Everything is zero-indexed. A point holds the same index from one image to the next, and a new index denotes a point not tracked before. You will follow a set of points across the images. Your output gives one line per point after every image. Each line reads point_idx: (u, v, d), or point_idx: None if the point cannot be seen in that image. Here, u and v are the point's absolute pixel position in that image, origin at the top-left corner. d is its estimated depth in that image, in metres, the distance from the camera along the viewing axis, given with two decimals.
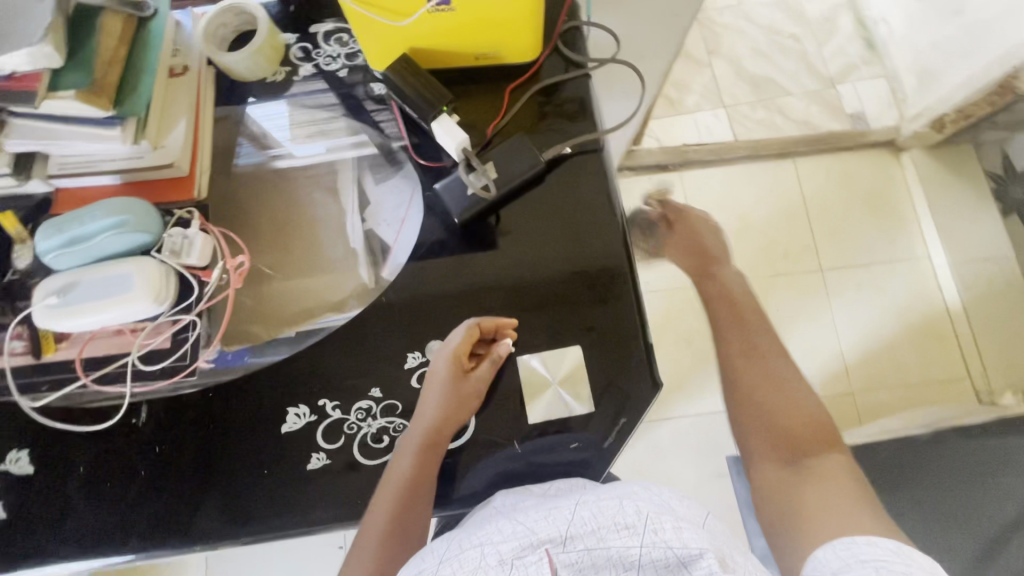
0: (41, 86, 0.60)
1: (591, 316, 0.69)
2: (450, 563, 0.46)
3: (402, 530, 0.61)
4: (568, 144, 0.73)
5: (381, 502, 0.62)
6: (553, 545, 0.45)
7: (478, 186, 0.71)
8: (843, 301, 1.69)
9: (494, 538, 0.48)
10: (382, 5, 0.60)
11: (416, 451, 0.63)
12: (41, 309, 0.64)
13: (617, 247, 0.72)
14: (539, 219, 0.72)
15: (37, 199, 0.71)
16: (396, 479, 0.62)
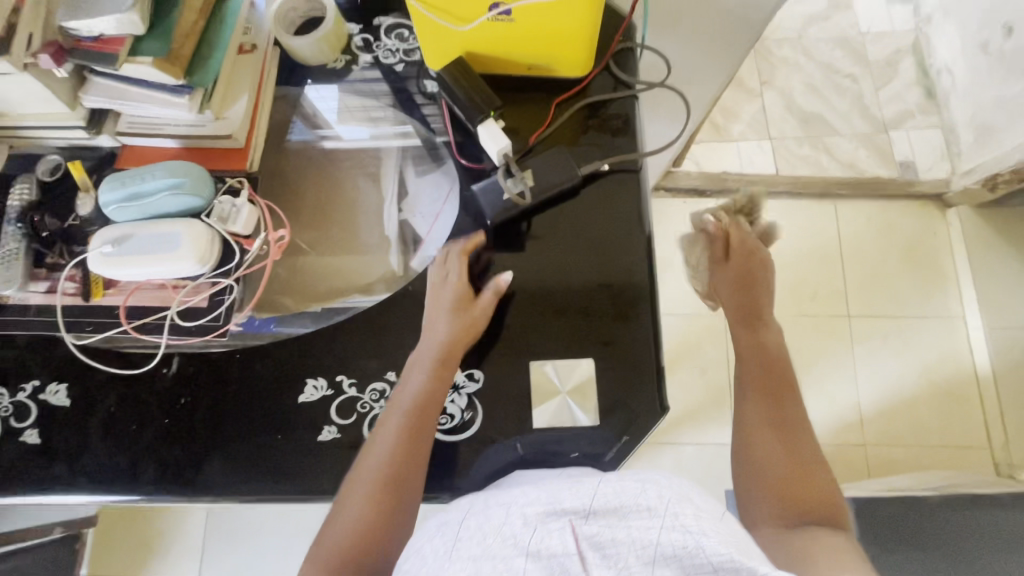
0: (123, 50, 0.65)
1: (608, 332, 0.70)
2: (478, 518, 0.47)
3: (420, 438, 0.63)
4: (607, 161, 0.74)
5: (398, 413, 0.64)
6: (577, 518, 0.44)
7: (514, 193, 0.72)
8: (867, 351, 1.66)
9: (523, 502, 0.47)
10: (446, 7, 0.63)
11: (431, 364, 0.66)
12: (96, 255, 0.68)
13: (642, 269, 0.73)
14: (568, 233, 0.74)
15: (105, 152, 0.77)
16: (412, 390, 0.65)
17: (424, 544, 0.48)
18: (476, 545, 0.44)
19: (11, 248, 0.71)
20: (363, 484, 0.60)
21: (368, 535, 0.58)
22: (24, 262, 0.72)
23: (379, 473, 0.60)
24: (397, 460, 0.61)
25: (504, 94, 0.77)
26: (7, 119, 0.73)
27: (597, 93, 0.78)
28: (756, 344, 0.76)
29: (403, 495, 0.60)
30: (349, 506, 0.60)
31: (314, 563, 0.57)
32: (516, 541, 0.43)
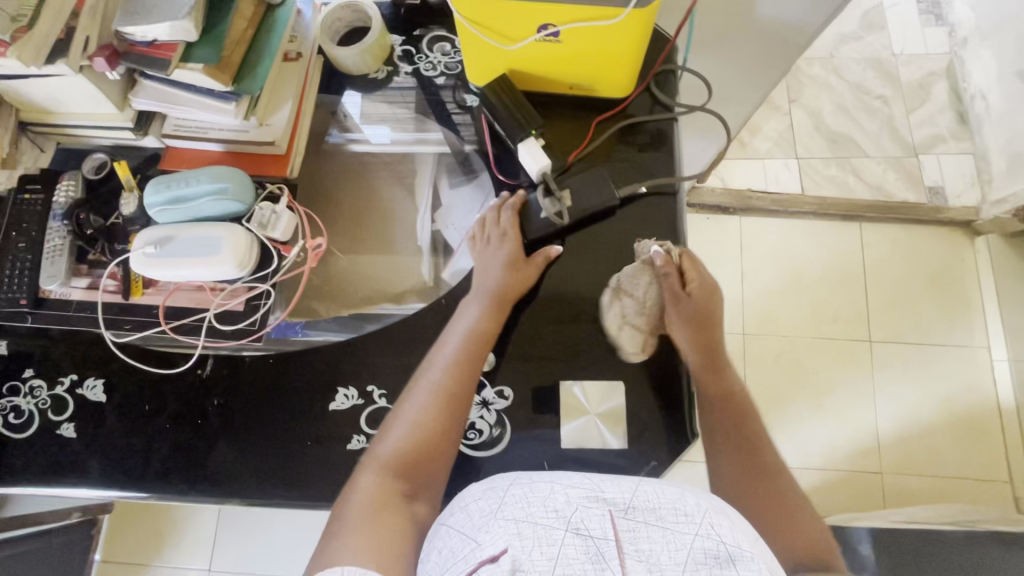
0: (175, 55, 0.66)
1: (634, 350, 0.71)
2: (523, 489, 0.48)
3: (474, 364, 0.65)
4: (645, 183, 0.74)
5: (453, 341, 0.66)
6: (616, 509, 0.44)
7: (552, 212, 0.72)
8: (887, 377, 1.64)
9: (569, 481, 0.48)
10: (495, 26, 0.63)
11: (485, 302, 0.69)
12: (139, 256, 0.69)
13: None
14: (601, 252, 0.74)
15: (149, 153, 0.79)
16: (468, 322, 0.68)
17: (468, 502, 0.50)
18: (519, 511, 0.45)
19: (56, 244, 0.73)
20: (418, 399, 0.62)
21: (422, 445, 0.59)
22: (67, 258, 0.73)
23: (435, 390, 0.62)
24: (452, 381, 0.63)
25: (543, 110, 0.77)
26: (56, 117, 0.74)
27: (636, 114, 0.78)
28: (721, 392, 0.67)
29: (457, 413, 0.62)
30: (404, 417, 0.61)
31: (365, 469, 0.58)
32: (558, 515, 0.44)
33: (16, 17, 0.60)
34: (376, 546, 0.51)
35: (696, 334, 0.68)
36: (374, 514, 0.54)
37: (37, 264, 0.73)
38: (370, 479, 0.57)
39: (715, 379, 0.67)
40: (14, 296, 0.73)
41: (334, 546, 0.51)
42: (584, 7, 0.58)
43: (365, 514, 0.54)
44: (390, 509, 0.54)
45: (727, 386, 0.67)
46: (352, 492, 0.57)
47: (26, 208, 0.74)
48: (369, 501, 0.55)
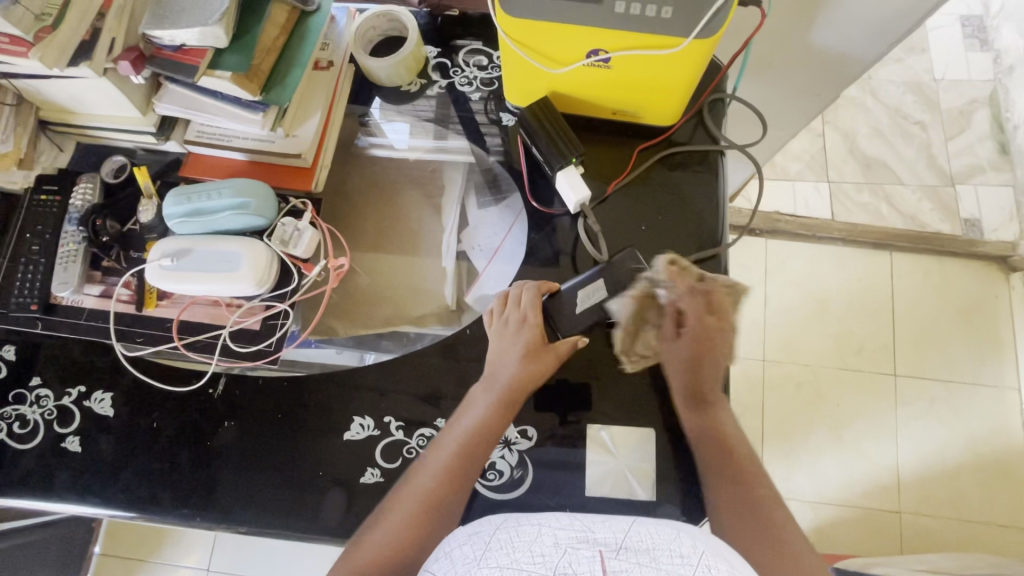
0: (203, 62, 0.63)
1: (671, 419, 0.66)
2: (507, 530, 0.41)
3: (468, 472, 0.59)
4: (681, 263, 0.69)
5: (453, 442, 0.61)
6: (608, 550, 0.37)
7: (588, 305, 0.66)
8: (911, 415, 1.58)
9: (556, 521, 0.41)
10: (542, 46, 0.60)
11: (493, 398, 0.63)
12: (155, 269, 0.67)
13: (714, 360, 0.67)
14: None
15: (171, 158, 0.77)
16: (469, 422, 0.62)
17: (451, 547, 0.43)
18: (504, 557, 0.38)
19: (70, 249, 0.71)
20: (403, 506, 0.57)
21: (400, 558, 0.54)
22: (81, 264, 0.71)
23: (422, 496, 0.57)
24: (443, 490, 0.58)
25: (582, 136, 0.73)
26: (77, 118, 0.72)
27: (682, 142, 0.74)
28: (712, 426, 0.62)
29: (439, 526, 0.56)
30: (385, 524, 0.56)
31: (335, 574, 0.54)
32: (544, 560, 0.37)
33: (41, 14, 0.57)
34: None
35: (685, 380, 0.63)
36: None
37: (49, 269, 0.71)
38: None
39: (703, 416, 0.62)
40: (25, 300, 0.70)
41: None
42: (642, 32, 0.56)
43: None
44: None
45: (718, 421, 0.63)
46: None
47: (44, 209, 0.72)
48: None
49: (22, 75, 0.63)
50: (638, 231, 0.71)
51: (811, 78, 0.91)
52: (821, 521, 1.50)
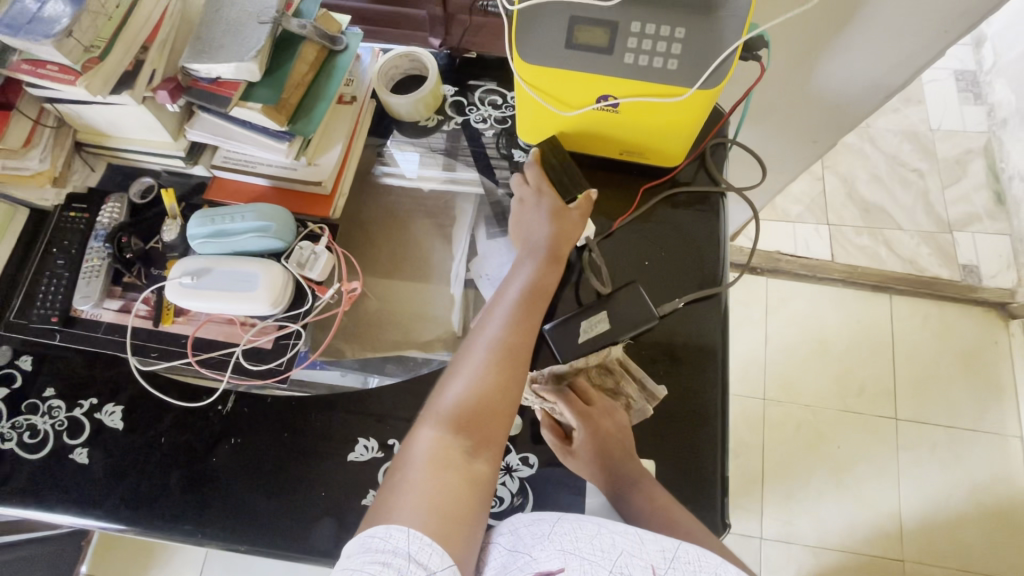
0: (236, 94, 0.67)
1: (672, 453, 0.66)
2: (570, 522, 0.54)
3: (529, 319, 0.65)
4: (683, 300, 0.70)
5: (510, 299, 0.66)
6: (655, 564, 0.50)
7: (589, 333, 0.68)
8: (913, 459, 1.57)
9: (613, 525, 0.54)
10: (556, 90, 0.64)
11: (540, 258, 0.69)
12: (175, 286, 0.69)
13: (715, 395, 0.68)
14: (646, 357, 0.69)
15: (196, 181, 0.80)
16: (522, 281, 0.68)
17: (517, 526, 0.56)
18: (569, 543, 0.52)
19: (94, 264, 0.74)
20: (476, 360, 0.61)
21: (484, 403, 0.58)
22: (103, 279, 0.74)
23: (493, 350, 0.61)
24: (511, 343, 0.62)
25: (589, 172, 0.77)
26: (111, 141, 0.76)
27: (684, 183, 0.77)
28: (652, 499, 0.60)
29: (516, 374, 0.61)
30: (465, 376, 0.60)
31: (424, 425, 0.57)
32: (603, 555, 0.51)
33: (89, 46, 0.62)
34: (443, 503, 0.50)
35: (602, 477, 0.62)
36: (434, 471, 0.52)
37: (72, 283, 0.74)
38: (431, 435, 0.55)
39: (635, 495, 0.60)
40: (47, 312, 0.73)
41: (398, 507, 0.49)
42: (650, 82, 0.59)
43: (427, 469, 0.52)
44: (450, 468, 0.53)
45: (653, 494, 0.60)
46: (410, 447, 0.55)
47: (72, 225, 0.76)
48: (431, 456, 0.53)
49: (66, 101, 0.67)
50: (642, 266, 0.73)
51: (809, 126, 0.96)
52: (823, 565, 1.48)
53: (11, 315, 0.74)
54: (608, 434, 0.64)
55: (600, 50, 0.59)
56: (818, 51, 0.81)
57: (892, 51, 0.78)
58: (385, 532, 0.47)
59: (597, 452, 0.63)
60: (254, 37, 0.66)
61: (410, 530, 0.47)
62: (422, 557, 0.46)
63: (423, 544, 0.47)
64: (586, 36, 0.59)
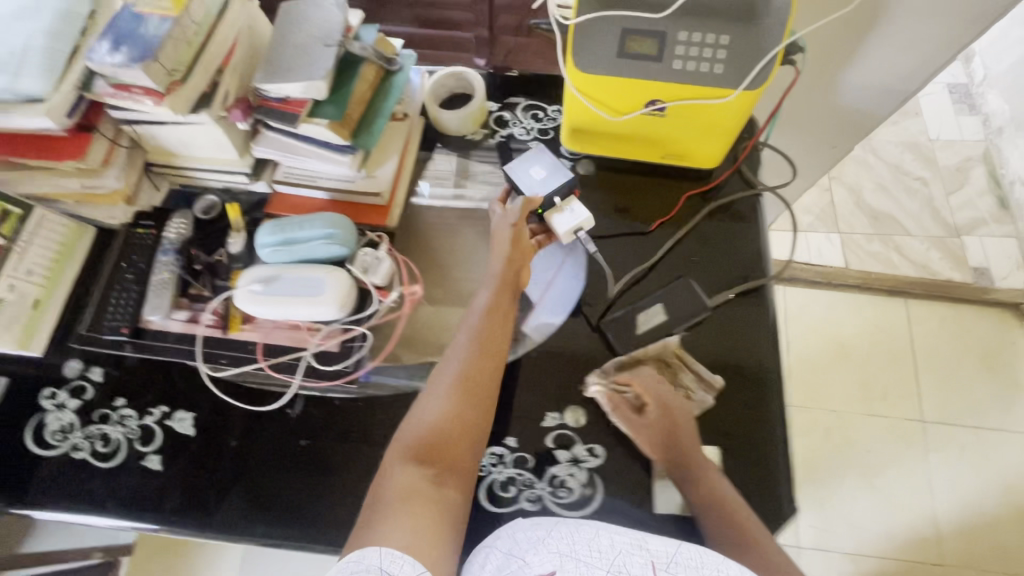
0: (304, 111, 0.72)
1: (733, 438, 0.68)
2: (566, 527, 0.52)
3: (488, 343, 0.67)
4: (733, 291, 0.74)
5: (467, 327, 0.68)
6: (659, 563, 0.49)
7: (646, 326, 0.72)
8: (943, 460, 1.57)
9: (613, 527, 0.52)
10: (605, 97, 0.68)
11: (496, 285, 0.72)
12: (246, 293, 0.72)
13: (770, 381, 0.70)
14: (700, 347, 0.72)
15: (257, 197, 0.83)
16: (479, 308, 0.70)
17: (515, 531, 0.54)
18: (565, 545, 0.50)
19: (164, 277, 0.77)
20: (438, 391, 0.63)
21: (448, 430, 0.60)
22: (172, 291, 0.76)
23: (452, 378, 0.64)
24: (471, 369, 0.64)
25: (631, 178, 0.82)
26: (179, 160, 0.80)
27: (724, 183, 0.82)
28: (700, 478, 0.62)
29: (478, 400, 0.63)
30: (427, 409, 0.62)
31: (393, 460, 0.58)
32: (601, 556, 0.49)
33: (171, 70, 0.66)
34: (418, 529, 0.51)
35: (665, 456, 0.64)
36: (404, 502, 0.53)
37: (142, 295, 0.77)
38: (399, 467, 0.57)
39: (695, 476, 0.62)
40: (117, 324, 0.76)
41: (374, 530, 0.51)
42: (696, 84, 0.64)
43: (399, 501, 0.54)
44: (419, 497, 0.54)
45: (709, 477, 0.62)
46: (381, 483, 0.56)
47: (140, 241, 0.80)
48: (400, 489, 0.55)
49: (144, 121, 0.72)
50: (689, 262, 0.77)
51: (828, 132, 1.01)
52: (863, 572, 1.46)
53: (82, 329, 0.77)
54: (678, 415, 0.66)
55: (650, 58, 0.64)
56: (837, 59, 0.86)
57: (908, 58, 0.84)
58: (359, 556, 0.48)
59: (666, 432, 0.65)
60: (322, 59, 0.71)
61: (382, 546, 0.49)
62: (394, 569, 0.47)
63: (395, 556, 0.48)
64: (637, 46, 0.64)
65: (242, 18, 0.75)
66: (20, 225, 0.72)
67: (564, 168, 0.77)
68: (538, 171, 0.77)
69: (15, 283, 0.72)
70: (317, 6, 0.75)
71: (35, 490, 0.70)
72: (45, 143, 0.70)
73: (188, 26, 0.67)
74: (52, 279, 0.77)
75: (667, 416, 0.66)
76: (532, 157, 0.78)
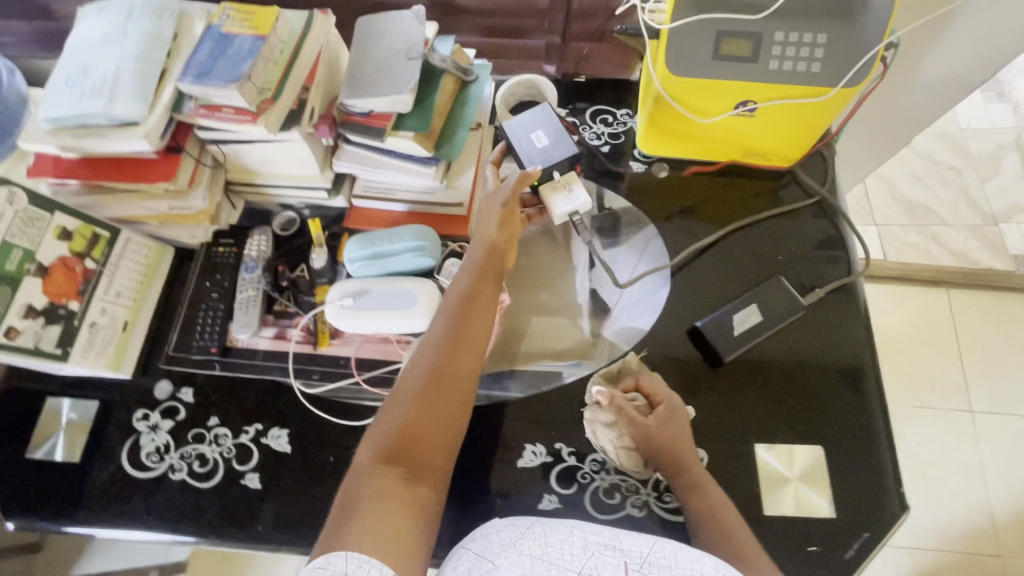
0: (389, 124, 0.72)
1: (833, 436, 0.68)
2: (540, 528, 0.51)
3: (465, 332, 0.64)
4: (824, 289, 0.73)
5: (444, 315, 0.66)
6: (632, 563, 0.48)
7: (741, 328, 0.72)
8: (994, 451, 1.56)
9: (587, 527, 0.51)
10: (696, 101, 0.69)
11: (475, 270, 0.69)
12: (336, 307, 0.72)
13: (868, 377, 0.70)
14: (792, 344, 0.72)
15: (336, 213, 0.84)
16: (458, 292, 0.67)
17: (488, 532, 0.52)
18: (536, 547, 0.49)
19: (249, 295, 0.77)
20: (411, 383, 0.61)
21: (421, 425, 0.58)
22: (259, 308, 0.76)
23: (426, 370, 0.61)
24: (447, 361, 0.62)
25: (708, 181, 0.83)
26: (258, 178, 0.80)
27: (803, 180, 0.82)
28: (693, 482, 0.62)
29: (453, 394, 0.61)
30: (400, 402, 0.60)
31: (364, 454, 0.57)
32: (573, 558, 0.48)
33: (262, 89, 0.68)
34: (384, 532, 0.50)
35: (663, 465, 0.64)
36: (373, 502, 0.53)
37: (229, 314, 0.77)
38: (370, 465, 0.56)
39: (687, 488, 0.62)
40: (206, 344, 0.76)
41: (341, 532, 0.50)
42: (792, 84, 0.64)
43: (366, 501, 0.53)
44: (389, 498, 0.54)
45: (700, 484, 0.62)
46: (351, 479, 0.56)
47: (222, 259, 0.80)
48: (370, 487, 0.54)
49: (230, 141, 0.72)
50: (775, 260, 0.77)
51: (890, 126, 1.00)
52: (922, 567, 1.45)
53: (169, 350, 0.77)
54: (682, 421, 0.66)
55: (744, 59, 0.64)
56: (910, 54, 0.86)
57: (985, 50, 0.83)
58: (324, 561, 0.47)
59: (664, 446, 0.64)
60: (406, 72, 0.72)
61: (347, 551, 0.48)
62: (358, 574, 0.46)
63: (359, 561, 0.47)
64: (731, 47, 0.64)
65: (323, 35, 0.75)
66: (109, 249, 0.73)
67: (565, 137, 0.76)
68: (539, 137, 0.76)
69: (106, 306, 0.73)
70: (394, 20, 0.76)
71: (133, 512, 0.69)
72: (134, 166, 0.70)
73: (275, 45, 0.69)
74: (138, 300, 0.77)
75: (671, 432, 0.65)
76: (535, 121, 0.77)
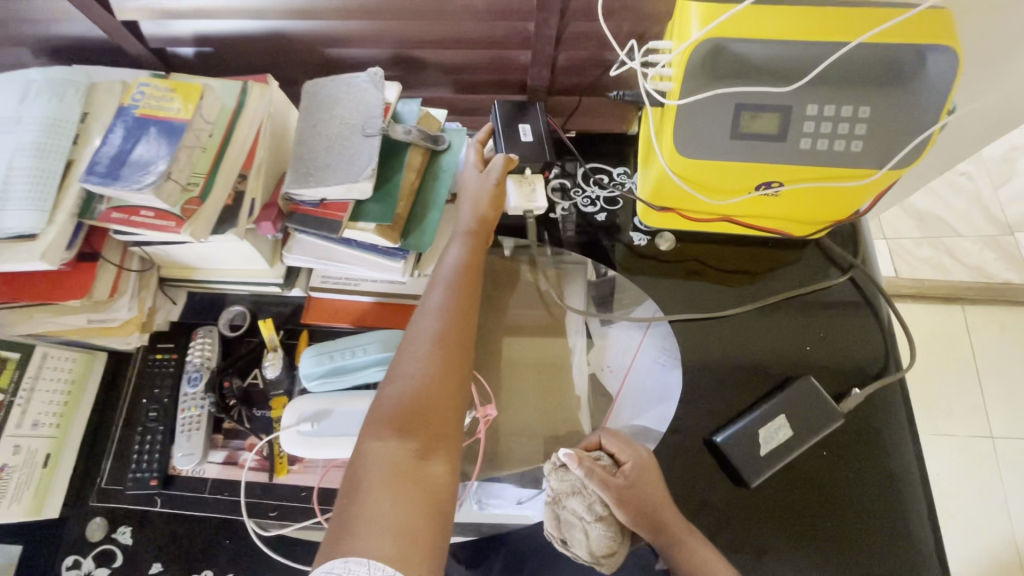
0: (346, 215, 0.61)
1: (874, 561, 0.58)
2: None
3: (469, 295, 0.58)
4: (867, 389, 0.62)
5: (441, 282, 0.59)
6: None
7: (768, 451, 0.61)
8: (1018, 480, 1.46)
9: None
10: (712, 181, 0.58)
11: (467, 238, 0.62)
12: (292, 434, 0.61)
13: (913, 491, 0.60)
14: (823, 453, 0.62)
15: (292, 305, 0.72)
16: (454, 259, 0.61)
17: None
18: None
19: (193, 416, 0.66)
20: (416, 351, 0.54)
21: (428, 396, 0.51)
22: (205, 431, 0.65)
23: (431, 336, 0.55)
24: (450, 327, 0.56)
25: (720, 255, 0.72)
26: (199, 274, 0.69)
27: (829, 253, 0.71)
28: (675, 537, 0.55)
29: (461, 362, 0.54)
30: (402, 371, 0.53)
31: (368, 432, 0.49)
32: None
33: (187, 184, 0.55)
34: (408, 521, 0.45)
35: (636, 518, 0.55)
36: (388, 487, 0.46)
37: (170, 436, 0.66)
38: (376, 443, 0.48)
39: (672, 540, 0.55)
40: (144, 476, 0.64)
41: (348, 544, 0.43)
42: (826, 166, 0.53)
43: (379, 489, 0.46)
44: (404, 479, 0.46)
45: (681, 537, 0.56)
46: (357, 464, 0.48)
47: (160, 369, 0.69)
48: (381, 469, 0.47)
49: (155, 242, 0.60)
50: (803, 352, 0.67)
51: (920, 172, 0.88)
52: None
53: (102, 482, 0.66)
54: (654, 478, 0.58)
55: (771, 137, 0.53)
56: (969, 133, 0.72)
57: None
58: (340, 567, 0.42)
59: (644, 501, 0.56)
60: (363, 154, 0.60)
61: (370, 560, 0.42)
62: None
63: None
64: (757, 124, 0.52)
65: (262, 106, 0.63)
66: (20, 373, 0.62)
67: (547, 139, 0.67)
68: (525, 131, 0.68)
69: (20, 442, 0.61)
70: (348, 85, 0.64)
71: None
72: (40, 278, 0.58)
73: (201, 128, 0.57)
74: (62, 425, 0.66)
75: (644, 481, 0.57)
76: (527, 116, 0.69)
